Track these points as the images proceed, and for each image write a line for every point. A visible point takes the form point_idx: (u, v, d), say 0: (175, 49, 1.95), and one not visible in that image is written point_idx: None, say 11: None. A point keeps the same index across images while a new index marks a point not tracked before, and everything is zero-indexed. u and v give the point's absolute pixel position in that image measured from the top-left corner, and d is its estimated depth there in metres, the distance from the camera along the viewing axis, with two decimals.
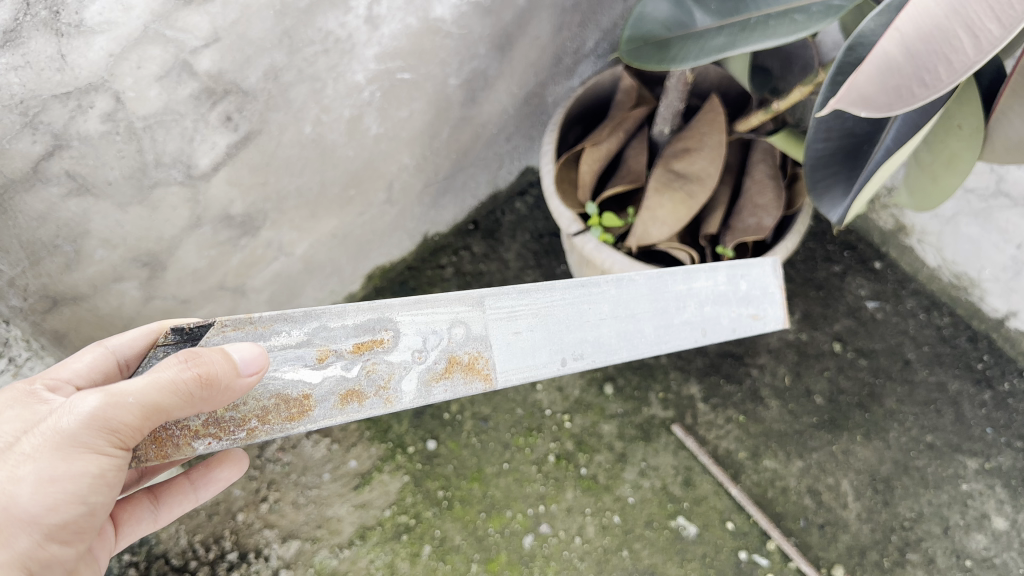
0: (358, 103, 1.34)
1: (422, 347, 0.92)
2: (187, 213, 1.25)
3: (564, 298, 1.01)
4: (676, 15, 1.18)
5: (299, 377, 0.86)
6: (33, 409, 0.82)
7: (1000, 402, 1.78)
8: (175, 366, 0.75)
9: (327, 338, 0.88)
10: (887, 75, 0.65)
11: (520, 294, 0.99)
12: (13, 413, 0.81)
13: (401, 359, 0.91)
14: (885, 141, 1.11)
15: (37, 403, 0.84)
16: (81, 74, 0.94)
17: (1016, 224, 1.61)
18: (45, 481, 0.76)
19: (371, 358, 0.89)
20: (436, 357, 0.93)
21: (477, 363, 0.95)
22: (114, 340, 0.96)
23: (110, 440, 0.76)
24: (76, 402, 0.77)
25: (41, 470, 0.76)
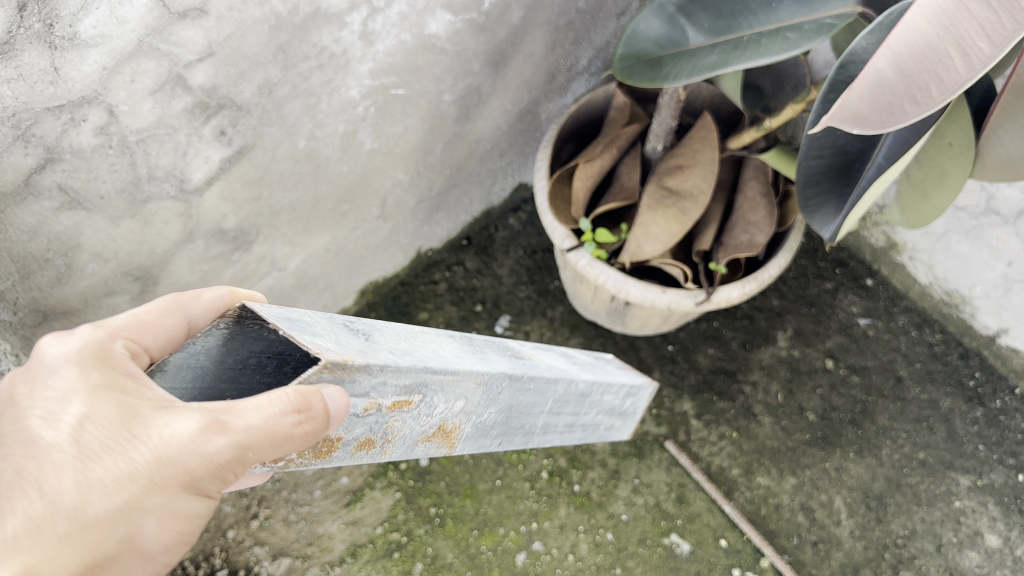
0: (352, 118, 1.34)
1: (431, 413, 0.73)
2: (180, 227, 1.25)
3: (546, 376, 0.92)
4: (669, 32, 1.18)
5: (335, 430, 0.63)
6: (137, 398, 0.65)
7: (992, 419, 1.79)
8: (289, 416, 0.58)
9: (378, 394, 0.62)
10: (876, 93, 0.66)
11: (518, 372, 0.84)
12: (106, 405, 0.65)
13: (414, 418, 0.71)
14: (877, 158, 1.12)
15: (132, 385, 0.67)
16: (75, 87, 0.94)
17: (1007, 242, 1.62)
18: (171, 517, 0.68)
19: (393, 420, 0.68)
20: (434, 422, 0.76)
21: (455, 431, 0.81)
22: (194, 306, 0.84)
23: (225, 477, 0.67)
24: (192, 430, 0.63)
25: (169, 507, 0.67)
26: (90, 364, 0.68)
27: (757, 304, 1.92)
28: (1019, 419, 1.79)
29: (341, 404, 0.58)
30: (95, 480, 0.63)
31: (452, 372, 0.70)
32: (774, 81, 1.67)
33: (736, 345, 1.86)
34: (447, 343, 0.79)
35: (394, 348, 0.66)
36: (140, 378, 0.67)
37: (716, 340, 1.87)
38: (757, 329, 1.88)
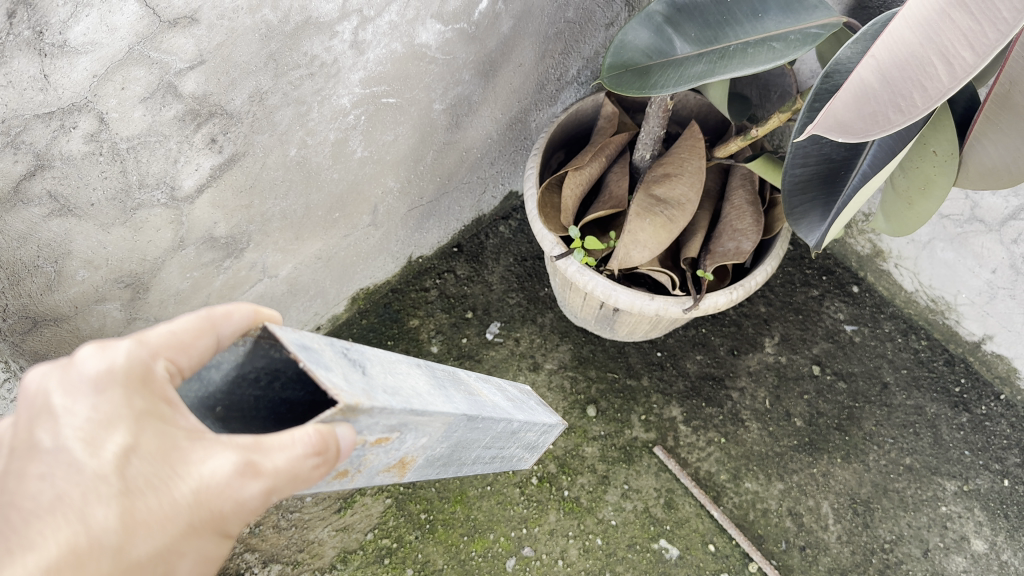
0: (343, 127, 1.35)
1: (398, 448, 0.77)
2: (170, 234, 1.26)
3: (494, 418, 0.96)
4: (657, 43, 1.20)
5: None
6: (168, 437, 0.59)
7: (977, 425, 1.81)
8: (310, 459, 0.58)
9: (369, 431, 0.66)
10: (862, 100, 0.70)
11: (476, 412, 0.90)
12: (145, 444, 0.58)
13: (389, 450, 0.75)
14: (861, 166, 1.15)
15: (169, 417, 0.60)
16: (64, 94, 0.95)
17: (991, 249, 1.64)
18: (201, 559, 0.63)
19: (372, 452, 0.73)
20: (399, 456, 0.79)
21: (408, 466, 0.84)
22: (225, 326, 0.68)
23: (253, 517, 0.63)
24: (233, 477, 0.58)
25: (200, 551, 0.62)
26: (130, 385, 0.61)
27: (745, 311, 1.93)
28: (1004, 425, 1.81)
29: (351, 442, 0.61)
30: (138, 517, 0.57)
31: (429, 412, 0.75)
32: (760, 91, 1.69)
33: (724, 351, 1.88)
34: (417, 377, 0.83)
35: (386, 384, 0.70)
36: (177, 410, 0.61)
37: (704, 347, 1.88)
38: (744, 335, 1.90)
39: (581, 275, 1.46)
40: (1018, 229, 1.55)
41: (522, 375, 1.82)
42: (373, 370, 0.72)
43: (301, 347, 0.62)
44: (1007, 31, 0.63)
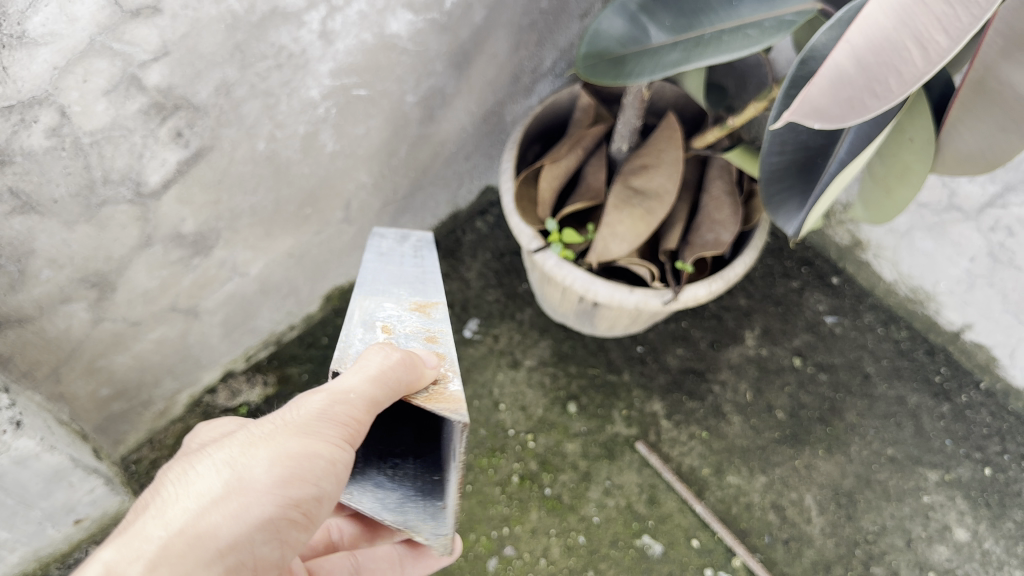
0: (313, 119, 1.33)
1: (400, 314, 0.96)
2: (137, 231, 1.23)
3: (373, 262, 1.14)
4: (631, 31, 1.17)
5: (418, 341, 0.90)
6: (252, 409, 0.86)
7: (958, 414, 1.80)
8: (378, 353, 0.80)
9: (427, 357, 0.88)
10: (839, 87, 0.67)
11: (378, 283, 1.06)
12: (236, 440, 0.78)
13: (418, 327, 0.94)
14: (838, 153, 1.12)
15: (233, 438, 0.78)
16: (24, 87, 0.92)
17: (969, 237, 1.64)
18: (320, 500, 0.77)
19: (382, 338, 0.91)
20: (408, 316, 0.96)
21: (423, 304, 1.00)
22: None
23: (337, 433, 0.78)
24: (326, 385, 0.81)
25: (323, 492, 0.77)
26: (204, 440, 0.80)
27: (724, 304, 1.92)
28: (985, 414, 1.81)
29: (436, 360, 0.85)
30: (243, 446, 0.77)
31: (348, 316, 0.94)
32: (737, 81, 1.68)
33: (705, 345, 1.86)
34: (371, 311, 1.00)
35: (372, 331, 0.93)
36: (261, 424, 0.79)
37: (684, 340, 1.87)
38: (725, 328, 1.89)
39: (560, 268, 1.43)
40: (996, 217, 1.55)
41: (501, 372, 1.80)
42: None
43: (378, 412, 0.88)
44: (981, 13, 0.65)
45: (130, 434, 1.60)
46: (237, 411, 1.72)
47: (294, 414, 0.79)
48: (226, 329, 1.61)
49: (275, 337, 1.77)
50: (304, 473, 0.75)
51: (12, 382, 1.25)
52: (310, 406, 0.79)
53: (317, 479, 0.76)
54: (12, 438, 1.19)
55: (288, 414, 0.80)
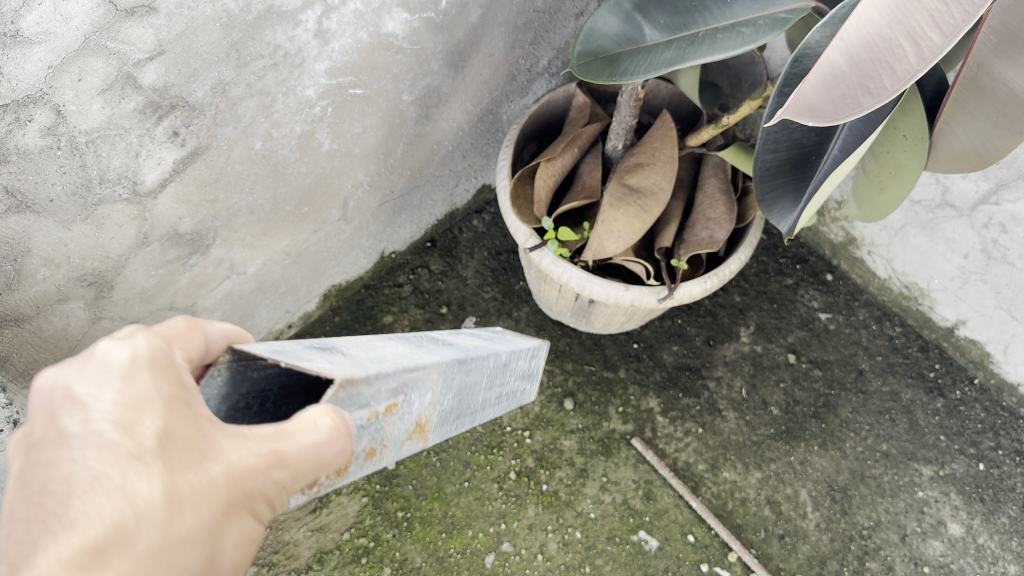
0: (310, 118, 1.33)
1: (439, 395, 0.82)
2: (134, 230, 1.23)
3: (439, 336, 1.01)
4: (626, 30, 1.19)
5: (382, 430, 0.69)
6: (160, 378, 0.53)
7: (952, 410, 1.82)
8: (332, 426, 0.55)
9: (373, 441, 0.67)
10: (832, 84, 0.69)
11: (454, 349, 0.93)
12: (115, 484, 0.46)
13: (429, 404, 0.79)
14: (832, 151, 1.14)
15: (124, 484, 0.47)
16: (19, 86, 0.93)
17: (962, 234, 1.65)
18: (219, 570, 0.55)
19: (387, 424, 0.70)
20: (437, 405, 0.83)
21: (426, 424, 0.81)
22: None
23: (268, 503, 0.55)
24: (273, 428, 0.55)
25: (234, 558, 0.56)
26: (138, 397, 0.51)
27: (720, 301, 1.93)
28: (978, 409, 1.82)
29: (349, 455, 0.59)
30: (186, 494, 0.50)
31: (424, 366, 0.74)
32: (731, 79, 1.69)
33: (700, 341, 1.87)
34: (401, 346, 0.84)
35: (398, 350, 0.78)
36: (171, 467, 0.50)
37: (679, 337, 1.87)
38: (720, 325, 1.89)
39: (557, 266, 1.44)
40: (989, 214, 1.56)
41: None
42: (353, 351, 0.71)
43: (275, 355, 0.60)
44: (974, 10, 0.63)
45: None
46: None
47: (222, 471, 0.52)
48: (223, 327, 1.61)
49: (272, 336, 1.77)
50: (230, 549, 0.54)
51: (9, 381, 1.26)
52: (307, 426, 0.55)
53: (235, 549, 0.55)
54: None
55: (268, 440, 0.54)
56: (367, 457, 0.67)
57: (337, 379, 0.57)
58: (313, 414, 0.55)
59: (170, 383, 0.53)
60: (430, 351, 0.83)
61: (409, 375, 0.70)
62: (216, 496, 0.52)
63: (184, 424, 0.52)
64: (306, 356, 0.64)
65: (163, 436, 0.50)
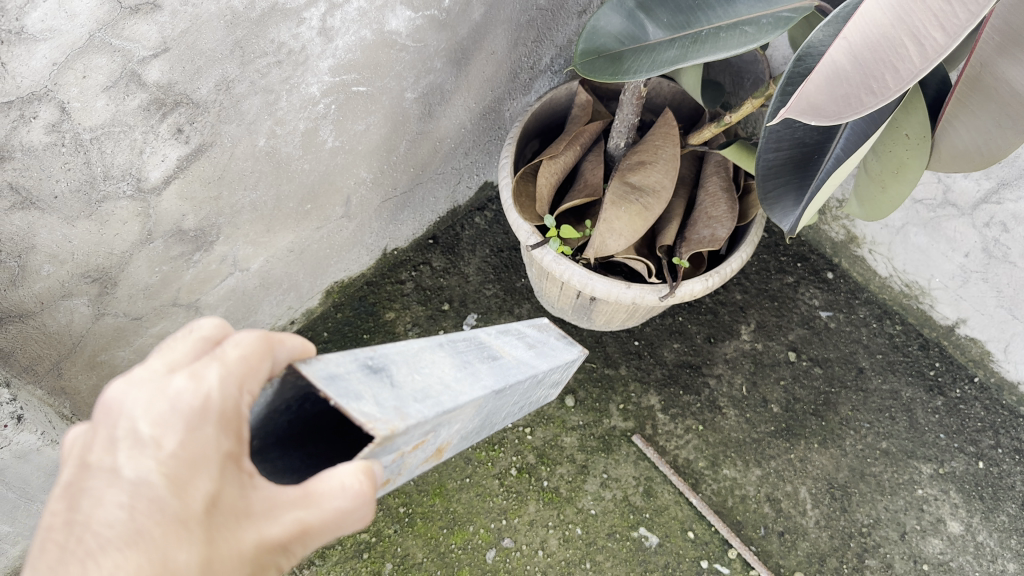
0: (313, 116, 1.33)
1: (465, 427, 0.82)
2: (138, 227, 1.24)
3: (478, 341, 1.01)
4: (629, 28, 1.19)
5: (401, 463, 0.70)
6: (225, 413, 0.53)
7: (952, 408, 1.82)
8: (363, 501, 0.56)
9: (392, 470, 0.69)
10: (835, 82, 0.70)
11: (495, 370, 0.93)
12: (152, 551, 0.47)
13: (453, 435, 0.80)
14: (835, 150, 1.14)
15: (157, 556, 0.47)
16: (24, 83, 0.93)
17: (963, 233, 1.65)
18: None
19: (411, 456, 0.71)
20: (457, 436, 0.83)
21: (441, 449, 0.82)
22: None
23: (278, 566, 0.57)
24: (305, 497, 0.55)
25: None
26: (200, 437, 0.51)
27: (721, 298, 1.93)
28: (978, 407, 1.83)
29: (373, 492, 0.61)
30: (213, 562, 0.51)
31: (461, 406, 0.73)
32: (734, 78, 1.69)
33: (701, 339, 1.87)
34: (447, 361, 0.83)
35: (444, 376, 0.78)
36: (205, 533, 0.51)
37: (681, 335, 1.88)
38: (721, 323, 1.90)
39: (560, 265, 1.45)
40: (990, 213, 1.57)
41: None
42: (400, 374, 0.71)
43: (329, 378, 0.61)
44: (978, 10, 0.63)
45: None
46: None
47: (248, 537, 0.53)
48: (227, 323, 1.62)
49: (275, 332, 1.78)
50: None
51: (13, 376, 1.27)
52: (335, 490, 0.55)
53: None
54: (11, 432, 1.22)
55: (297, 506, 0.55)
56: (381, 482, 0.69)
57: (378, 437, 0.56)
58: (348, 471, 0.56)
59: (231, 437, 0.53)
60: (474, 377, 0.83)
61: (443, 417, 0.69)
62: (242, 564, 0.52)
63: (228, 483, 0.53)
64: (352, 378, 0.64)
65: (209, 501, 0.51)
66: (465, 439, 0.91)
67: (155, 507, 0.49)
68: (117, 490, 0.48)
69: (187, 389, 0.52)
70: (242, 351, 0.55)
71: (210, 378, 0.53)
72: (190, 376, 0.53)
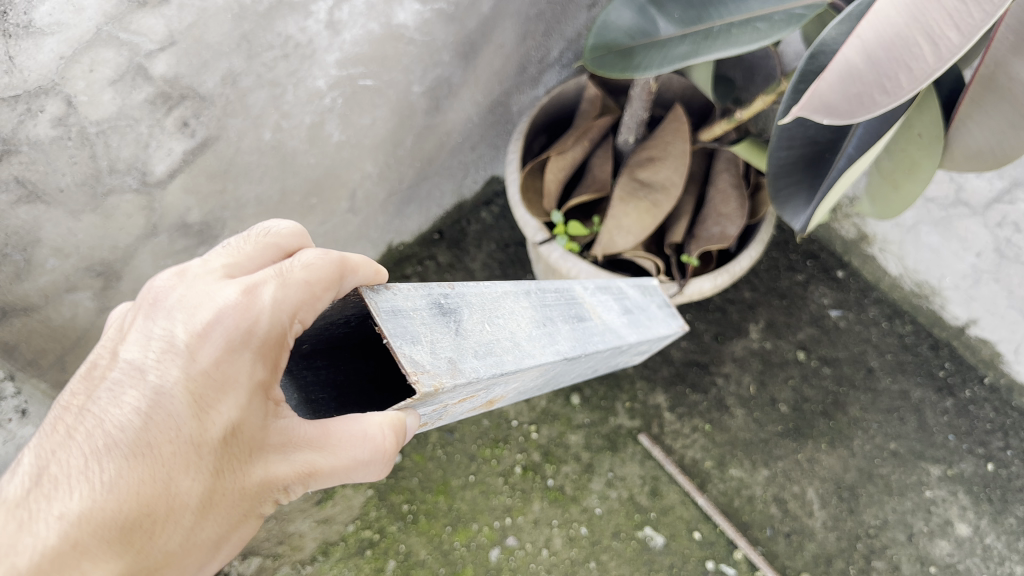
0: (319, 109, 1.32)
1: (523, 381, 0.86)
2: (143, 221, 1.23)
3: (563, 287, 1.03)
4: (640, 23, 1.16)
5: (443, 410, 0.74)
6: (276, 333, 0.60)
7: (961, 409, 1.80)
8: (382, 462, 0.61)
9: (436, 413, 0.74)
10: (848, 81, 0.66)
11: (571, 329, 0.95)
12: (159, 464, 0.56)
13: (507, 387, 0.84)
14: (847, 149, 1.12)
15: (165, 470, 0.56)
16: (30, 76, 0.92)
17: (975, 232, 1.63)
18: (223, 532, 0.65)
19: (458, 405, 0.75)
20: (509, 390, 0.87)
21: (494, 398, 0.87)
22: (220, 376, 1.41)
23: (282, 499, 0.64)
24: (323, 442, 0.61)
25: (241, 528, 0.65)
26: (242, 357, 0.59)
27: (729, 296, 1.91)
28: (988, 409, 1.81)
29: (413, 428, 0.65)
30: (210, 482, 0.58)
31: (522, 368, 0.76)
32: (745, 73, 1.67)
33: (708, 338, 1.86)
34: (525, 313, 0.86)
35: (510, 329, 0.79)
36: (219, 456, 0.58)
37: (688, 333, 1.86)
38: (729, 321, 1.88)
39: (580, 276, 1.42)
40: (1003, 213, 1.55)
41: None
42: (469, 321, 0.72)
43: (392, 313, 0.62)
44: (994, 10, 0.63)
45: None
46: None
47: (255, 467, 0.60)
48: None
49: None
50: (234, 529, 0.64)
51: (16, 370, 1.26)
52: (358, 438, 0.60)
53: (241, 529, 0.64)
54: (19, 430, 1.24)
55: (310, 447, 0.61)
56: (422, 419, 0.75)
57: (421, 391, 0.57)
58: (377, 424, 0.61)
59: (264, 363, 0.60)
60: (550, 339, 0.86)
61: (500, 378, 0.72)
62: (246, 492, 0.60)
63: (252, 410, 0.60)
64: (419, 320, 0.65)
65: (227, 424, 0.58)
66: (525, 387, 0.95)
67: (170, 420, 0.56)
68: (140, 391, 0.57)
69: (235, 310, 0.59)
70: (308, 278, 0.61)
71: (264, 299, 0.60)
72: (243, 295, 0.60)
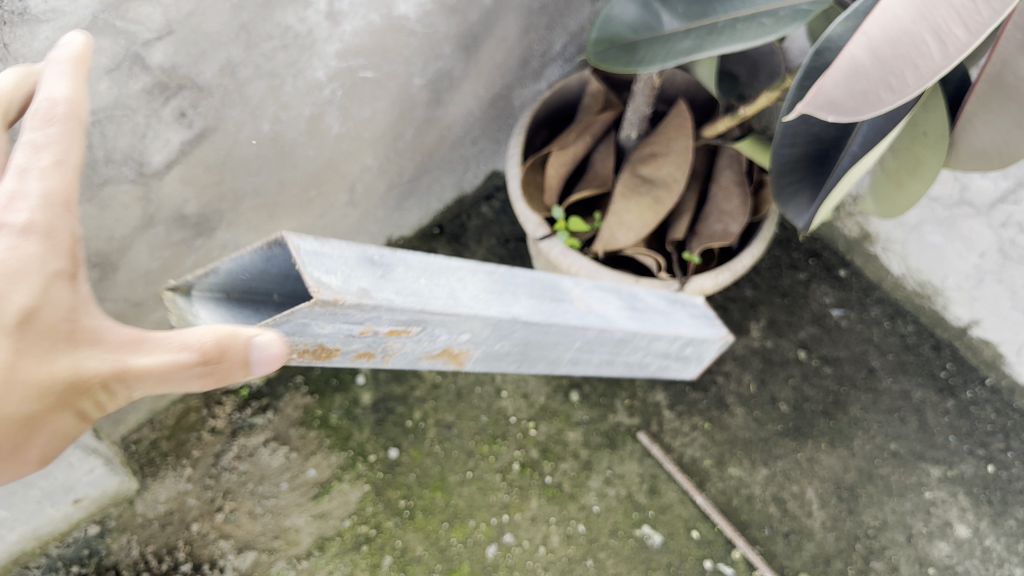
0: (319, 101, 1.31)
1: (476, 339, 0.81)
2: (139, 212, 1.21)
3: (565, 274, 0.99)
4: (644, 18, 1.15)
5: (366, 344, 0.70)
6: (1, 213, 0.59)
7: (962, 410, 1.79)
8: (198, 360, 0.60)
9: (363, 347, 0.69)
10: (854, 78, 0.64)
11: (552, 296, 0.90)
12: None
13: (462, 343, 0.80)
14: (852, 146, 1.10)
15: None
16: (25, 64, 0.90)
17: (979, 233, 1.62)
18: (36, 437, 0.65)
19: (391, 341, 0.71)
20: (463, 347, 0.82)
21: (456, 355, 0.82)
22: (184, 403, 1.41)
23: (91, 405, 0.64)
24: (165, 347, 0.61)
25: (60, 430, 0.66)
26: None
27: (730, 294, 1.90)
28: (989, 410, 1.80)
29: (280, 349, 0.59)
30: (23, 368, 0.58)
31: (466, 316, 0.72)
32: (749, 69, 1.65)
33: None
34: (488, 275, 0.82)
35: (468, 288, 0.76)
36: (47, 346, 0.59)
37: None
38: (729, 319, 1.87)
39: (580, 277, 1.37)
40: (1008, 213, 1.54)
41: None
42: (406, 271, 0.69)
43: (311, 250, 0.59)
44: (1002, 8, 0.63)
45: (131, 414, 1.59)
46: (237, 392, 1.69)
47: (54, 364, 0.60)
48: None
49: None
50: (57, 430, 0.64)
51: None
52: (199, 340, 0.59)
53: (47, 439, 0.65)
54: None
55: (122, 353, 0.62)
56: (357, 354, 0.70)
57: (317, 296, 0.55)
58: (258, 338, 0.58)
59: (55, 254, 0.60)
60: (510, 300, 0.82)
61: (427, 317, 0.68)
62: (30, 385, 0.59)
63: (50, 297, 0.59)
64: (337, 258, 0.61)
65: (23, 309, 0.58)
66: (497, 356, 0.90)
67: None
68: None
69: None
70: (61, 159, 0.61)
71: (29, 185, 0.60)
72: (18, 181, 0.60)
